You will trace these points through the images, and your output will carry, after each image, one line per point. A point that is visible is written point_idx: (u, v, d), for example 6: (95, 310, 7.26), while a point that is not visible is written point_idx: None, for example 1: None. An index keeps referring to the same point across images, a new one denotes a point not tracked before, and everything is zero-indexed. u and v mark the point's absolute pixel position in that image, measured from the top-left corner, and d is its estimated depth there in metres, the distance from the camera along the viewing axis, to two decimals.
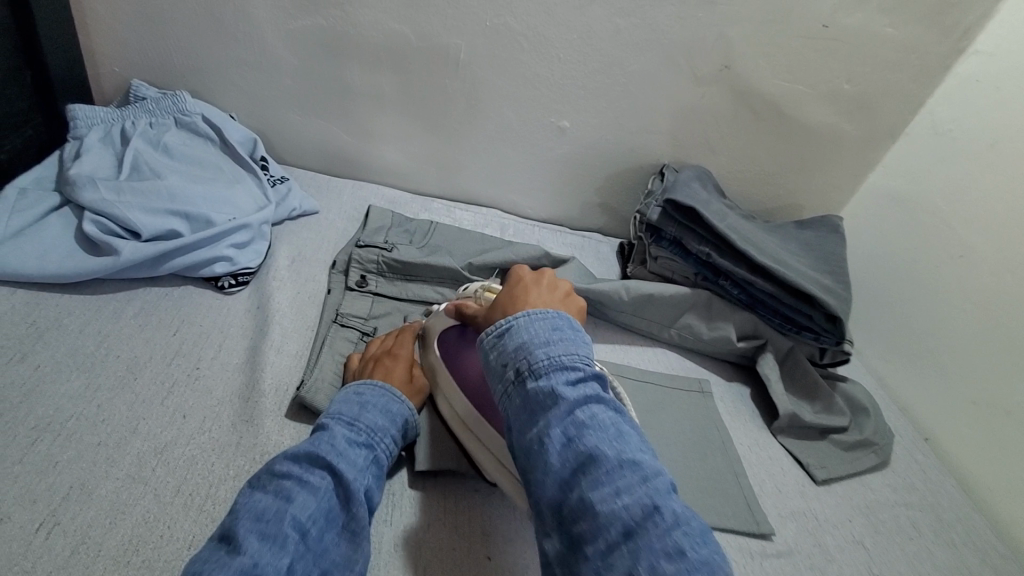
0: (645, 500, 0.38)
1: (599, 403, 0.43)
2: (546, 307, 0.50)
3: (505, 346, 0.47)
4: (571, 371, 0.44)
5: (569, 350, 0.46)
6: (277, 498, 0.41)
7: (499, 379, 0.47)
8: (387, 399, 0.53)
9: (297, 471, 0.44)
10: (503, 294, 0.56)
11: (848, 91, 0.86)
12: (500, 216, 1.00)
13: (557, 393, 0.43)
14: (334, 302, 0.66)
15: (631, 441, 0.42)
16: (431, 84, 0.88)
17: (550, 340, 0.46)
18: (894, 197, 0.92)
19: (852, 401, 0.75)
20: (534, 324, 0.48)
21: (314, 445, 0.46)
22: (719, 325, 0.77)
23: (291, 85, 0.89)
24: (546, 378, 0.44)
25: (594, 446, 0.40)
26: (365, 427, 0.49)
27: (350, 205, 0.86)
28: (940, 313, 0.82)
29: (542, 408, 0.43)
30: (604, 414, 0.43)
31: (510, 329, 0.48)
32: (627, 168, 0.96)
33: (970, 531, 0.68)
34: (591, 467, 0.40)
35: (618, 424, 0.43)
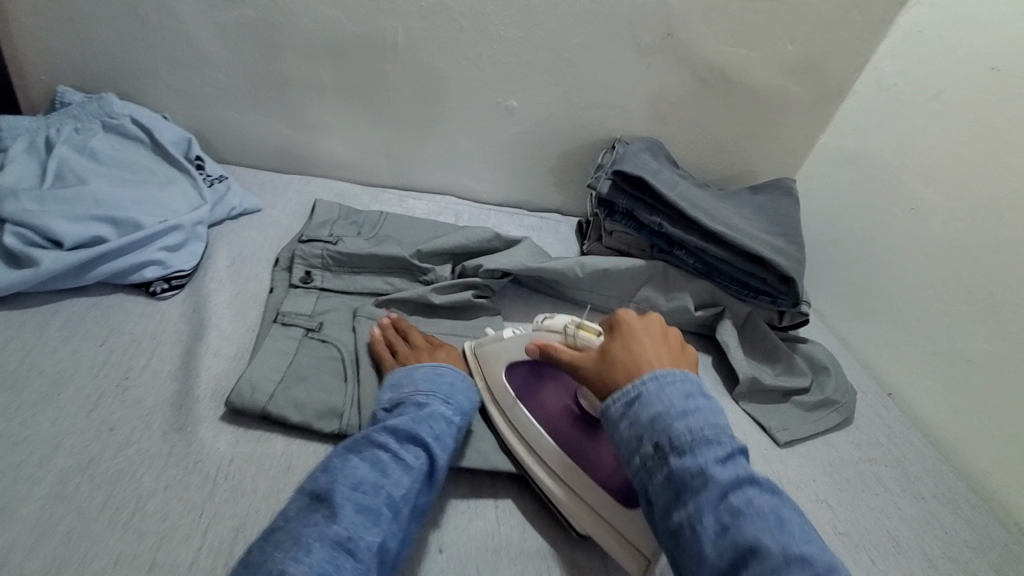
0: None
1: (752, 484, 0.39)
2: (673, 372, 0.46)
3: (639, 420, 0.44)
4: (717, 448, 0.41)
5: (711, 423, 0.42)
6: (374, 471, 0.43)
7: (634, 454, 0.43)
8: (463, 391, 0.55)
9: (393, 447, 0.45)
10: (613, 346, 0.50)
11: (793, 52, 0.85)
12: (455, 203, 0.98)
13: (707, 474, 0.39)
14: (277, 300, 0.64)
15: (793, 530, 0.37)
16: (371, 71, 0.85)
17: (687, 411, 0.43)
18: (845, 156, 0.92)
19: (812, 361, 0.75)
20: (666, 393, 0.44)
21: (413, 425, 0.47)
22: (677, 296, 0.76)
23: (225, 81, 0.86)
24: (693, 457, 0.40)
25: (754, 538, 0.36)
26: (452, 415, 0.50)
27: (295, 201, 0.84)
28: (895, 268, 0.82)
29: (691, 492, 0.40)
30: (759, 497, 0.38)
31: (641, 398, 0.44)
32: (579, 145, 0.95)
33: (934, 482, 0.68)
34: (753, 561, 0.35)
35: (775, 509, 0.38)
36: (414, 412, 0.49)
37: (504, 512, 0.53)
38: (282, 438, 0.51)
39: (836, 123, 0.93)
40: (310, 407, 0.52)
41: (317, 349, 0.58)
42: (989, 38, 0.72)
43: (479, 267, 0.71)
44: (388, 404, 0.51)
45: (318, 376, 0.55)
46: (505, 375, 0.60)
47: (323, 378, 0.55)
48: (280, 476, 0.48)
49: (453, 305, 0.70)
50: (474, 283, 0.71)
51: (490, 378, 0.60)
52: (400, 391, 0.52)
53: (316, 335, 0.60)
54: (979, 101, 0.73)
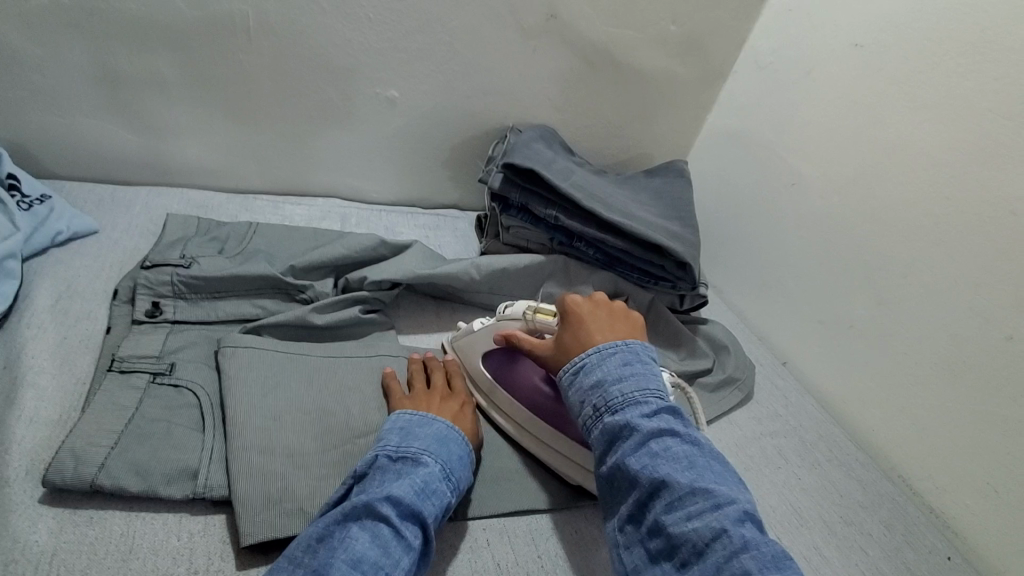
0: (717, 527, 0.38)
1: (674, 435, 0.44)
2: (613, 344, 0.50)
3: (581, 386, 0.48)
4: (644, 406, 0.46)
5: (642, 386, 0.47)
6: (374, 548, 0.39)
7: (578, 415, 0.48)
8: (470, 454, 0.50)
9: (397, 520, 0.41)
10: (565, 333, 0.53)
11: (675, 32, 0.85)
12: (340, 205, 0.90)
13: (633, 427, 0.44)
14: (115, 343, 0.54)
15: (704, 471, 0.42)
16: (224, 62, 0.74)
17: (622, 376, 0.47)
18: (730, 134, 0.94)
19: (713, 341, 0.77)
20: (606, 362, 0.48)
21: (420, 498, 0.42)
22: (580, 289, 0.74)
23: (39, 80, 0.71)
24: (623, 414, 0.45)
25: (668, 476, 0.42)
26: (457, 486, 0.46)
27: (143, 218, 0.72)
28: (781, 242, 0.86)
29: (621, 442, 0.45)
30: (678, 446, 0.43)
31: (583, 367, 0.49)
32: (471, 135, 0.90)
33: (828, 446, 0.72)
34: (665, 493, 0.41)
35: (692, 456, 0.43)
36: (423, 476, 0.44)
37: None
38: (123, 513, 0.43)
39: (720, 103, 0.95)
40: (155, 472, 0.44)
41: (167, 397, 0.50)
42: (849, 17, 0.76)
43: (364, 279, 0.65)
44: (393, 454, 0.46)
45: (167, 430, 0.47)
46: (482, 364, 0.61)
47: (173, 432, 0.47)
48: (118, 565, 0.40)
49: (340, 324, 0.62)
50: (361, 298, 0.64)
51: (470, 368, 0.62)
52: (406, 444, 0.47)
53: (166, 380, 0.51)
54: (845, 79, 0.76)
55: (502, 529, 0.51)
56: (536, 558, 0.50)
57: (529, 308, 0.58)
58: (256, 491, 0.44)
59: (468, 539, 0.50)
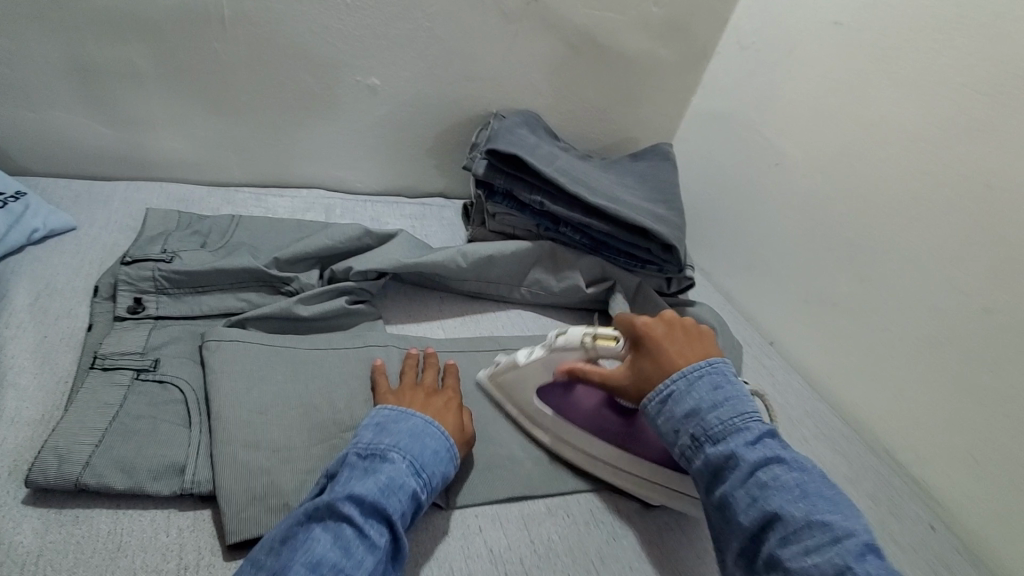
0: (839, 563, 0.37)
1: (781, 462, 0.43)
2: (699, 366, 0.48)
3: (674, 414, 0.47)
4: (746, 433, 0.44)
5: (741, 412, 0.45)
6: (335, 550, 0.38)
7: (672, 444, 0.47)
8: (449, 449, 0.48)
9: (360, 520, 0.40)
10: (642, 359, 0.51)
11: (657, 14, 0.85)
12: (324, 196, 0.88)
13: (737, 456, 0.43)
14: (97, 341, 0.53)
15: (819, 501, 0.41)
16: (199, 53, 0.73)
17: (717, 402, 0.46)
18: (714, 116, 0.94)
19: (701, 323, 0.77)
20: (696, 388, 0.47)
21: (384, 496, 0.42)
22: (567, 275, 0.74)
23: (5, 73, 0.69)
24: (725, 443, 0.44)
25: (781, 509, 0.40)
26: (428, 482, 0.45)
27: (121, 214, 0.70)
28: (766, 223, 0.86)
29: (725, 472, 0.44)
30: (788, 474, 0.42)
31: (671, 394, 0.48)
32: (454, 123, 0.89)
33: (813, 423, 0.74)
34: (778, 526, 0.40)
35: (804, 484, 0.42)
36: (388, 473, 0.43)
37: None
38: (110, 512, 0.42)
39: (703, 85, 0.95)
40: (142, 469, 0.43)
41: (152, 393, 0.49)
42: None
43: (350, 270, 0.64)
44: (362, 450, 0.45)
45: (153, 426, 0.47)
46: (537, 398, 0.58)
47: (159, 428, 0.47)
48: (106, 564, 0.39)
49: (326, 315, 0.62)
50: (347, 289, 0.64)
51: (520, 402, 0.59)
52: (376, 440, 0.46)
53: (150, 376, 0.51)
54: (826, 58, 0.76)
55: (494, 515, 0.52)
56: (528, 543, 0.50)
57: (588, 334, 0.54)
58: (244, 486, 0.44)
59: (460, 526, 0.50)
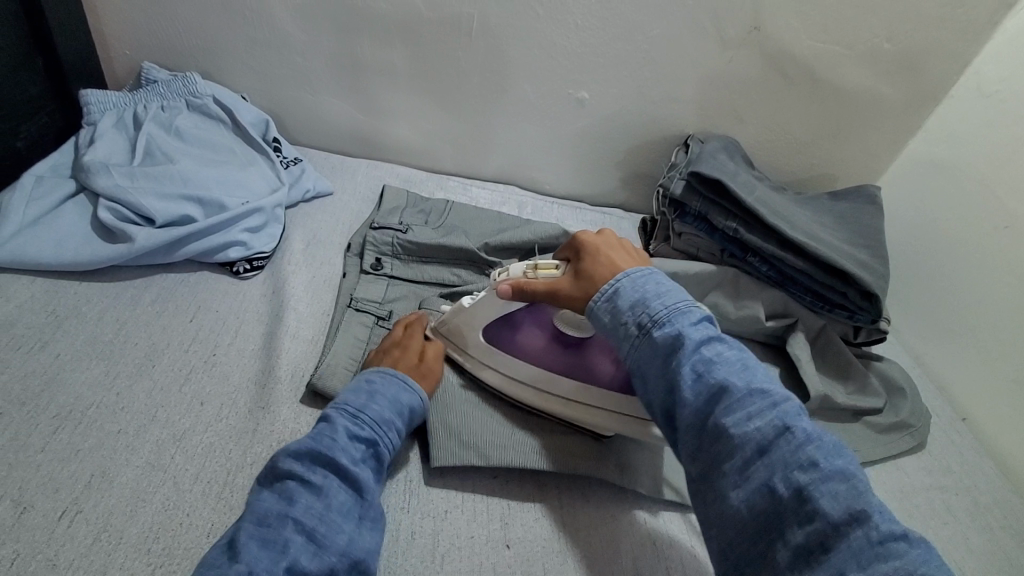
0: (776, 421, 0.41)
1: (722, 341, 0.46)
2: (642, 268, 0.51)
3: (620, 307, 0.50)
4: (690, 317, 0.47)
5: (682, 298, 0.49)
6: (280, 499, 0.41)
7: (622, 338, 0.50)
8: (397, 394, 0.51)
9: (300, 470, 0.43)
10: (583, 263, 0.54)
11: (889, 51, 0.80)
12: (518, 192, 0.97)
13: (683, 337, 0.46)
14: (350, 286, 0.65)
15: (756, 373, 0.44)
16: (443, 57, 0.85)
17: (661, 293, 0.49)
18: (936, 163, 0.87)
19: (887, 381, 0.73)
20: (642, 283, 0.50)
21: (317, 443, 0.44)
22: (748, 304, 0.73)
23: (302, 63, 0.86)
24: (671, 326, 0.47)
25: (725, 381, 0.43)
26: (369, 424, 0.47)
27: (364, 186, 0.85)
28: (983, 288, 0.77)
29: (672, 354, 0.46)
30: (728, 351, 0.46)
31: (619, 291, 0.50)
32: (649, 140, 0.92)
33: (1010, 517, 0.65)
34: (724, 397, 0.43)
35: (743, 360, 0.45)
36: (323, 427, 0.46)
37: (569, 512, 0.53)
38: None
39: (928, 128, 0.87)
40: None
41: None
42: None
43: None
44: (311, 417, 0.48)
45: None
46: (484, 339, 0.59)
47: None
48: None
49: None
50: None
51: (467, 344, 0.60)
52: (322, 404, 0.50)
53: (386, 324, 0.61)
54: None
55: (656, 514, 0.55)
56: (689, 546, 0.53)
57: (531, 263, 0.56)
58: None
59: (624, 516, 0.54)
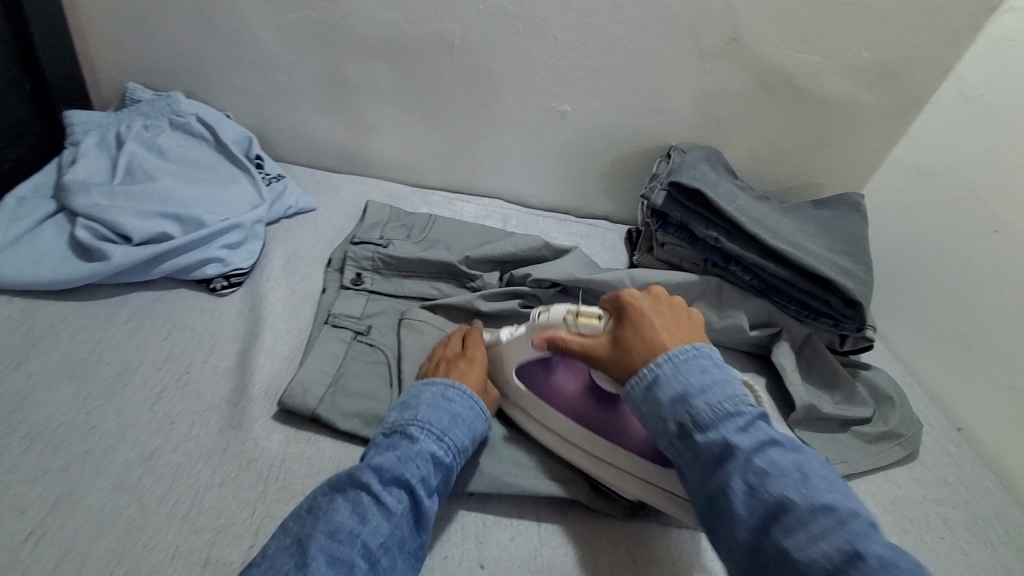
0: (847, 547, 0.37)
1: (775, 444, 0.42)
2: (686, 348, 0.47)
3: (659, 400, 0.46)
4: (737, 417, 0.44)
5: (732, 392, 0.45)
6: (353, 517, 0.42)
7: (661, 434, 0.47)
8: (472, 416, 0.51)
9: (378, 488, 0.44)
10: (625, 329, 0.50)
11: (867, 59, 0.81)
12: (503, 206, 0.97)
13: (730, 443, 0.42)
14: (328, 302, 0.65)
15: (818, 483, 0.40)
16: (426, 73, 0.85)
17: (706, 385, 0.45)
18: (919, 170, 0.86)
19: (875, 390, 0.72)
20: (682, 371, 0.46)
21: (400, 465, 0.45)
22: (731, 314, 0.73)
23: (285, 81, 0.87)
24: (716, 430, 0.43)
25: (783, 496, 0.40)
26: (450, 448, 0.48)
27: (348, 202, 0.85)
28: (973, 294, 0.76)
29: (720, 461, 0.43)
30: (784, 457, 0.42)
31: (657, 380, 0.47)
32: (633, 151, 0.92)
33: (1007, 529, 0.63)
34: (783, 516, 0.39)
35: (802, 467, 0.41)
36: (408, 445, 0.47)
37: (546, 530, 0.53)
38: (331, 440, 0.52)
39: (910, 135, 0.88)
40: (357, 415, 0.53)
41: (364, 353, 0.59)
42: None
43: (528, 276, 0.70)
44: (387, 428, 0.49)
45: (365, 381, 0.56)
46: (517, 377, 0.58)
47: (370, 382, 0.57)
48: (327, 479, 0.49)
49: (500, 314, 0.69)
50: (521, 293, 0.70)
51: (501, 379, 0.59)
52: (404, 415, 0.50)
53: (364, 339, 0.61)
54: None
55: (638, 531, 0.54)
56: (669, 563, 0.52)
57: (570, 312, 0.53)
58: None
59: (604, 533, 0.53)
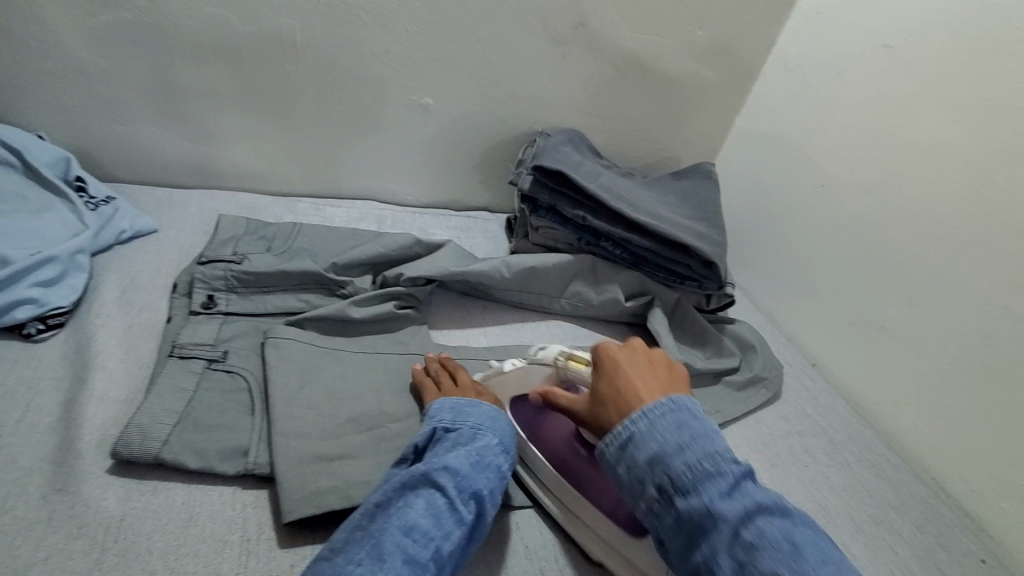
0: None
1: (762, 510, 0.38)
2: (660, 403, 0.44)
3: (636, 461, 0.43)
4: (720, 480, 0.40)
5: (709, 450, 0.41)
6: (427, 516, 0.42)
7: (640, 497, 0.43)
8: (513, 434, 0.53)
9: (452, 494, 0.44)
10: (602, 382, 0.49)
11: (703, 38, 0.87)
12: (376, 207, 0.94)
13: (713, 512, 0.38)
14: (174, 332, 0.59)
15: (810, 556, 0.36)
16: (271, 73, 0.79)
17: (683, 443, 0.42)
18: (758, 137, 0.95)
19: (740, 341, 0.78)
20: (659, 428, 0.43)
21: (472, 473, 0.46)
22: (607, 288, 0.76)
23: (106, 91, 0.77)
24: (697, 496, 0.39)
25: (771, 573, 0.35)
26: (507, 461, 0.50)
27: (197, 220, 0.78)
28: (811, 243, 0.85)
29: (702, 533, 0.39)
30: (772, 527, 0.37)
31: (632, 439, 0.44)
32: (501, 139, 0.93)
33: (859, 447, 0.71)
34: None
35: (791, 535, 0.37)
36: (478, 452, 0.48)
37: None
38: (183, 485, 0.47)
39: (748, 106, 0.96)
40: (212, 452, 0.48)
41: (220, 382, 0.54)
42: (879, 18, 0.75)
43: (400, 276, 0.68)
44: (448, 428, 0.50)
45: (221, 413, 0.51)
46: (511, 413, 0.62)
47: (226, 413, 0.52)
48: (179, 529, 0.44)
49: (376, 318, 0.66)
50: (396, 294, 0.67)
51: (499, 414, 0.62)
52: (460, 421, 0.50)
53: (220, 366, 0.56)
54: (876, 78, 0.76)
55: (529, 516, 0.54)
56: None
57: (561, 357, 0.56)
58: (300, 471, 0.47)
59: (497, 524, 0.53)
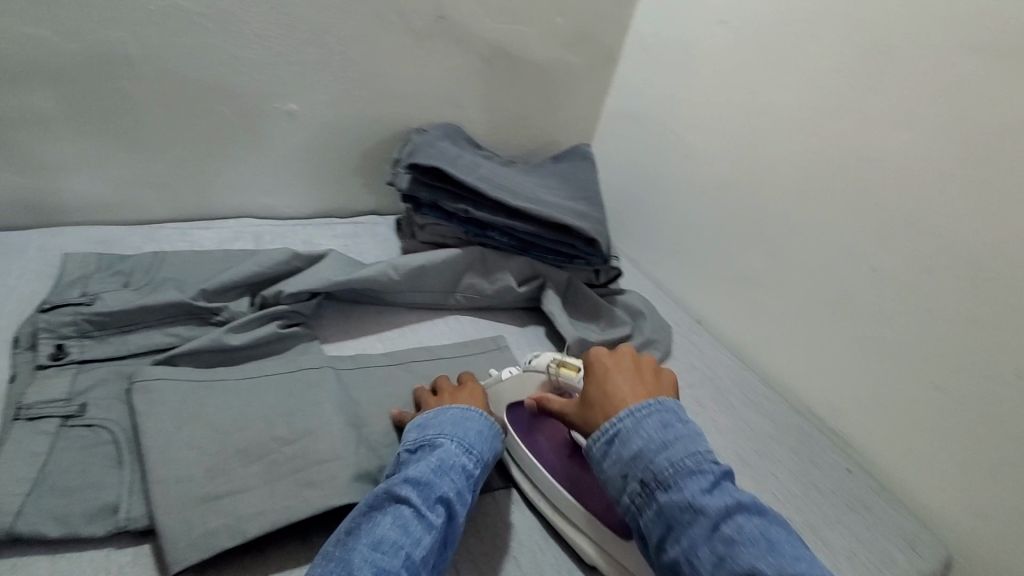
0: None
1: (740, 509, 0.43)
2: (646, 404, 0.48)
3: (622, 457, 0.46)
4: (701, 477, 0.44)
5: (692, 452, 0.45)
6: (394, 528, 0.42)
7: (622, 491, 0.46)
8: (491, 429, 0.53)
9: (418, 503, 0.43)
10: (590, 387, 0.52)
11: (562, 24, 0.90)
12: (253, 224, 0.88)
13: (697, 505, 0.42)
14: (18, 391, 0.52)
15: (782, 549, 0.41)
16: (106, 92, 0.72)
17: (668, 442, 0.46)
18: (627, 115, 0.99)
19: (631, 309, 0.82)
20: (644, 427, 0.47)
21: (437, 476, 0.45)
22: (499, 277, 0.77)
23: None
24: (680, 491, 0.43)
25: (749, 564, 0.40)
26: (479, 460, 0.49)
27: (39, 263, 0.69)
28: (682, 210, 0.91)
29: (681, 524, 0.43)
30: (750, 524, 0.42)
31: (620, 435, 0.47)
32: (378, 140, 0.90)
33: (742, 390, 0.78)
34: None
35: (765, 531, 0.42)
36: (442, 455, 0.47)
37: None
38: (47, 557, 0.42)
39: (614, 86, 1.00)
40: (76, 515, 0.44)
41: (80, 438, 0.49)
42: None
43: (280, 293, 0.65)
44: (411, 445, 0.49)
45: (84, 471, 0.47)
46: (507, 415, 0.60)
47: (91, 470, 0.47)
48: None
49: (258, 342, 0.62)
50: (279, 313, 0.64)
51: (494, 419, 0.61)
52: (424, 431, 0.50)
53: (79, 421, 0.50)
54: (717, 52, 0.82)
55: None
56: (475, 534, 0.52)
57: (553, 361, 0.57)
58: (183, 516, 0.44)
59: None
